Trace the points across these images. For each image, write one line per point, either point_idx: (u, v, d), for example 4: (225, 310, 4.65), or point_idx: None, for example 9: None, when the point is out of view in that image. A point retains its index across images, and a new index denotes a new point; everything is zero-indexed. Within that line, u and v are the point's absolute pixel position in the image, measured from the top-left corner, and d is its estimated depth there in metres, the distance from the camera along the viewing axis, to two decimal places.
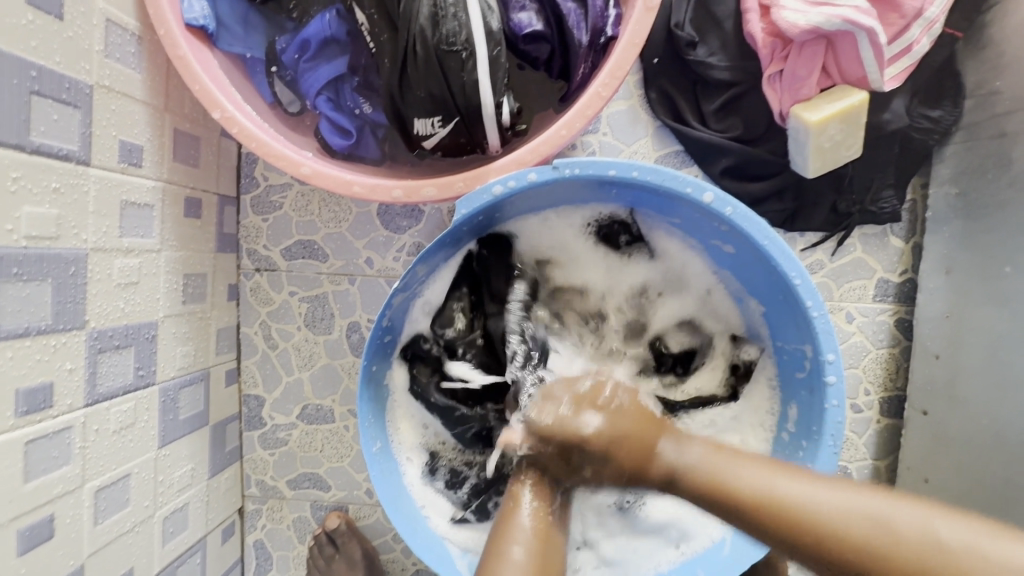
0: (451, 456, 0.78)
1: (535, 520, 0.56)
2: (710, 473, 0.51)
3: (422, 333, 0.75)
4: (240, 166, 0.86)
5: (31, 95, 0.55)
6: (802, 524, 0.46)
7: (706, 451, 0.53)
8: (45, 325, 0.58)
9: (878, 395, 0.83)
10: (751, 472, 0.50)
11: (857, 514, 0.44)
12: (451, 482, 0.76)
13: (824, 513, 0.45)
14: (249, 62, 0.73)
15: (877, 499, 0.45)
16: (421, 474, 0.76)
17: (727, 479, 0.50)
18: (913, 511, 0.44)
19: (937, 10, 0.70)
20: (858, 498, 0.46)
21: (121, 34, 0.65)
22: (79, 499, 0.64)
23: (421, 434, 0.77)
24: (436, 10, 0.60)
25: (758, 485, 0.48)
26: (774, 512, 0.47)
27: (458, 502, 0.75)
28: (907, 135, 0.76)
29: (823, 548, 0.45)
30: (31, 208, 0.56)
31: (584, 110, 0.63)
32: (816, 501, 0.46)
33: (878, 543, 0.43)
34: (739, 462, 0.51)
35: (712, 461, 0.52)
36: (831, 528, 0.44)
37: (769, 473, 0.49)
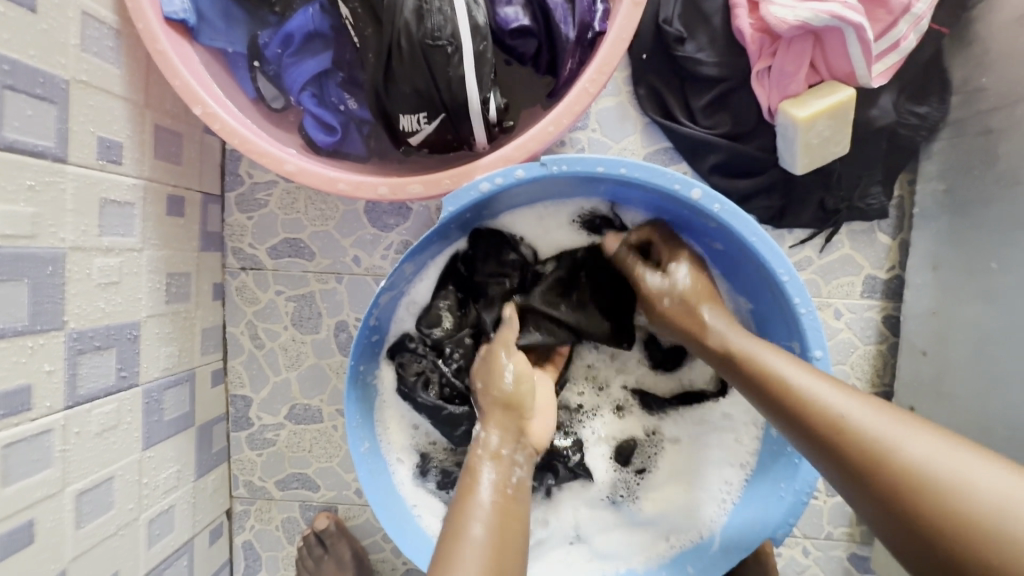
0: (442, 457, 0.77)
1: (495, 495, 0.57)
2: (749, 352, 0.58)
3: (409, 332, 0.75)
4: (224, 163, 0.85)
5: (4, 90, 0.53)
6: (813, 410, 0.50)
7: (750, 336, 0.60)
8: (22, 326, 0.57)
9: (866, 390, 0.84)
10: (787, 363, 0.55)
11: (866, 420, 0.47)
12: (442, 483, 0.76)
13: (836, 412, 0.48)
14: (231, 56, 0.71)
15: (896, 418, 0.46)
16: (412, 474, 0.75)
17: (755, 355, 0.57)
18: (926, 433, 0.44)
19: (924, 6, 0.70)
20: (858, 397, 0.49)
21: (98, 27, 0.63)
22: (61, 502, 0.63)
23: (412, 435, 0.77)
24: (421, 4, 0.59)
25: (788, 375, 0.53)
26: (794, 394, 0.52)
27: (450, 503, 0.75)
28: (894, 131, 0.76)
29: (822, 433, 0.49)
30: (5, 206, 0.54)
31: (571, 106, 0.62)
32: (833, 401, 0.49)
33: (875, 440, 0.45)
34: (781, 355, 0.56)
35: (757, 349, 0.58)
36: (836, 419, 0.48)
37: (805, 371, 0.53)
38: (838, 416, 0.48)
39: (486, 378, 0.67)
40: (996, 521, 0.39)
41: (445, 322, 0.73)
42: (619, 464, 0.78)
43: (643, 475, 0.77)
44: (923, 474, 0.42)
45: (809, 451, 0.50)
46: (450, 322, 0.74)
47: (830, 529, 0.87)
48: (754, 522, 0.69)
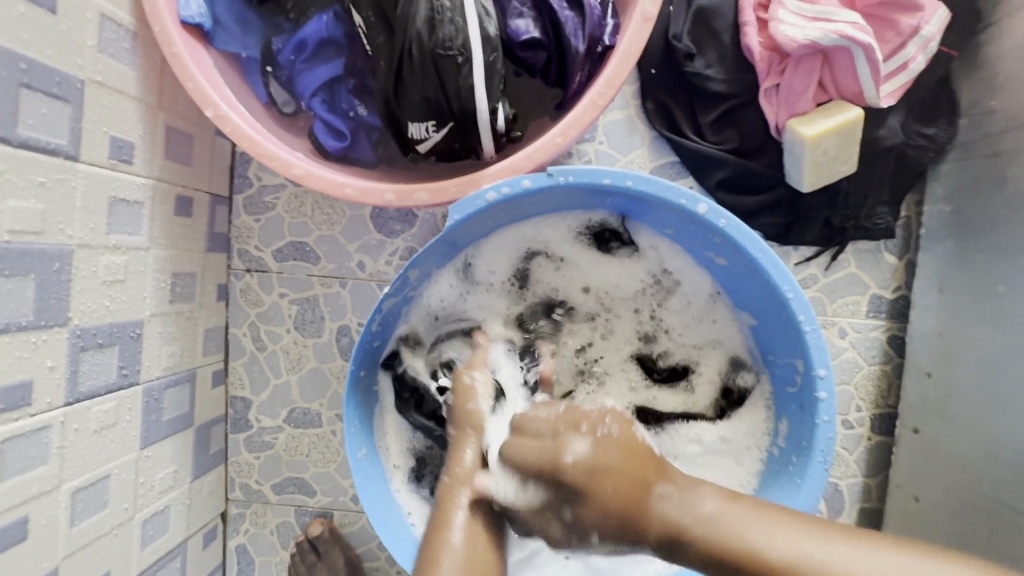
0: (437, 463, 0.76)
1: None
2: (724, 526, 0.45)
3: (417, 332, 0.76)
4: (234, 166, 0.86)
5: (21, 88, 0.54)
6: None
7: (698, 488, 0.48)
8: (26, 321, 0.57)
9: (870, 411, 0.83)
10: (768, 531, 0.44)
11: (876, 570, 0.42)
12: (436, 489, 0.75)
13: None
14: (244, 61, 0.72)
15: (916, 560, 0.42)
16: (407, 480, 0.75)
17: (724, 525, 0.45)
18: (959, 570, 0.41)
19: (933, 29, 0.70)
20: (851, 550, 0.43)
21: (115, 29, 0.64)
22: (56, 500, 0.62)
23: (408, 439, 0.76)
24: (432, 13, 0.60)
25: (771, 547, 0.43)
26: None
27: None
28: (901, 152, 0.76)
29: None
30: (16, 202, 0.55)
31: (579, 118, 0.63)
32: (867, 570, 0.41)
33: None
34: (757, 518, 0.45)
35: (713, 513, 0.46)
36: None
37: (805, 545, 0.43)
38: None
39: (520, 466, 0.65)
40: None
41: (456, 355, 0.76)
42: None
43: None
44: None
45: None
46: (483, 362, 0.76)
47: None
48: None
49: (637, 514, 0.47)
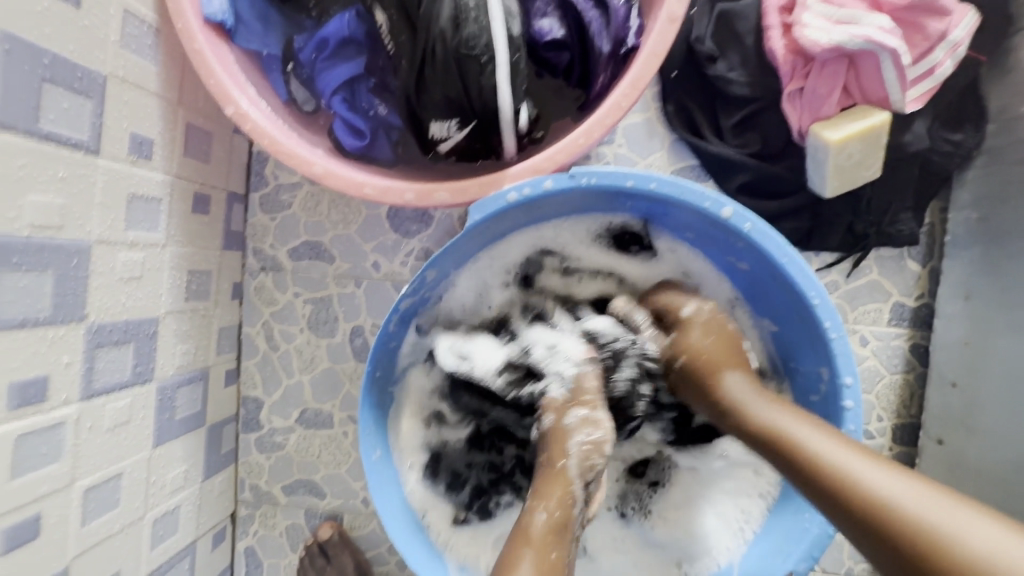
0: (453, 457, 0.75)
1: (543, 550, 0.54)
2: (771, 420, 0.53)
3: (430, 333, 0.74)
4: (251, 164, 0.85)
5: (44, 82, 0.54)
6: (823, 470, 0.46)
7: (772, 398, 0.57)
8: (43, 317, 0.56)
9: (892, 421, 0.81)
10: (808, 430, 0.51)
11: (898, 494, 0.42)
12: (451, 485, 0.74)
13: (872, 488, 0.43)
14: (265, 59, 0.71)
15: (941, 494, 0.41)
16: (421, 479, 0.73)
17: (777, 421, 0.53)
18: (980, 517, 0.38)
19: (961, 34, 0.69)
20: (882, 467, 0.44)
21: (138, 25, 0.64)
22: (68, 498, 0.61)
23: (423, 436, 0.75)
24: (456, 13, 0.59)
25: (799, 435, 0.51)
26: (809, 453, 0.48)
27: (460, 505, 0.74)
28: (927, 158, 0.75)
29: (855, 516, 0.43)
30: (36, 196, 0.54)
31: (603, 119, 0.62)
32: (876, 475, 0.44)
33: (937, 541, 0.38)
34: (816, 427, 0.51)
35: (774, 414, 0.54)
36: (876, 506, 0.42)
37: (836, 444, 0.48)
38: (901, 515, 0.41)
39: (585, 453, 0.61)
40: None
41: (509, 351, 0.70)
42: (630, 476, 0.77)
43: (657, 490, 0.75)
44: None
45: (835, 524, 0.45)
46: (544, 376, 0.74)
47: (851, 564, 0.84)
48: (776, 553, 0.66)
49: (711, 384, 0.60)
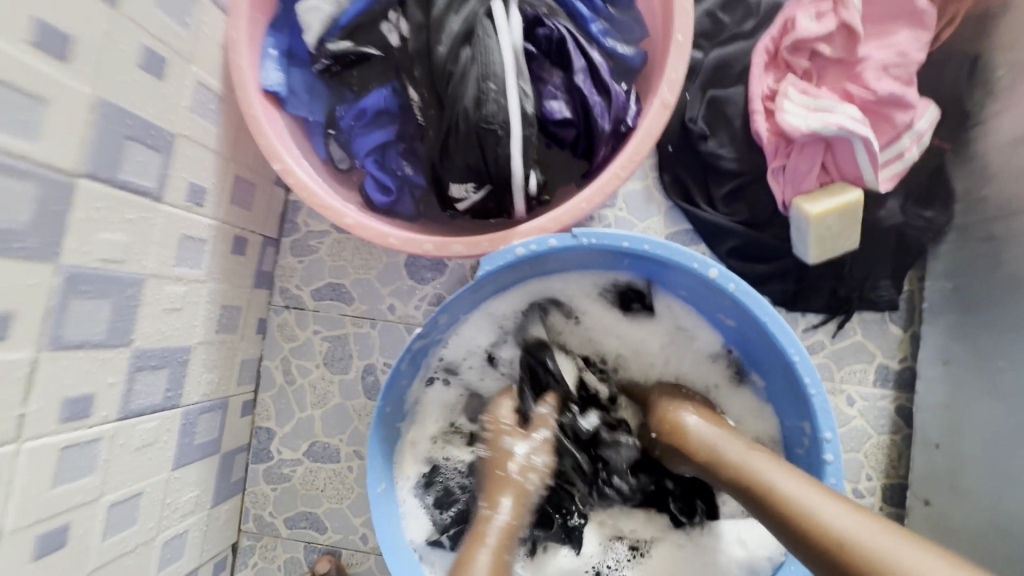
0: (448, 476, 0.80)
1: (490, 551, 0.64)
2: (752, 467, 0.62)
3: (440, 363, 0.80)
4: (285, 212, 0.95)
5: (126, 140, 0.61)
6: (797, 513, 0.55)
7: (744, 442, 0.66)
8: (99, 340, 0.62)
9: (880, 481, 0.83)
10: (784, 475, 0.60)
11: (861, 530, 0.51)
12: (439, 502, 0.78)
13: (837, 527, 0.52)
14: (310, 124, 0.81)
15: (893, 530, 0.51)
16: (414, 490, 0.78)
17: (754, 465, 0.62)
18: (923, 550, 0.49)
19: (924, 125, 0.78)
20: (844, 505, 0.54)
21: (206, 93, 0.73)
22: (93, 512, 0.65)
23: (428, 450, 0.80)
24: (479, 94, 0.67)
25: (775, 478, 0.60)
26: (779, 501, 0.57)
27: (437, 524, 0.77)
28: (902, 232, 0.81)
29: (826, 552, 0.52)
30: (106, 234, 0.61)
31: (602, 187, 0.70)
32: (833, 516, 0.53)
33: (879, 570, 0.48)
34: (788, 472, 0.60)
35: (750, 456, 0.64)
36: (838, 541, 0.52)
37: (805, 484, 0.58)
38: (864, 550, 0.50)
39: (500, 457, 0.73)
40: None
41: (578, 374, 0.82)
42: (612, 540, 0.79)
43: (637, 555, 0.79)
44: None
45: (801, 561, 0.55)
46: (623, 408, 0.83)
47: None
48: None
49: (689, 445, 0.69)
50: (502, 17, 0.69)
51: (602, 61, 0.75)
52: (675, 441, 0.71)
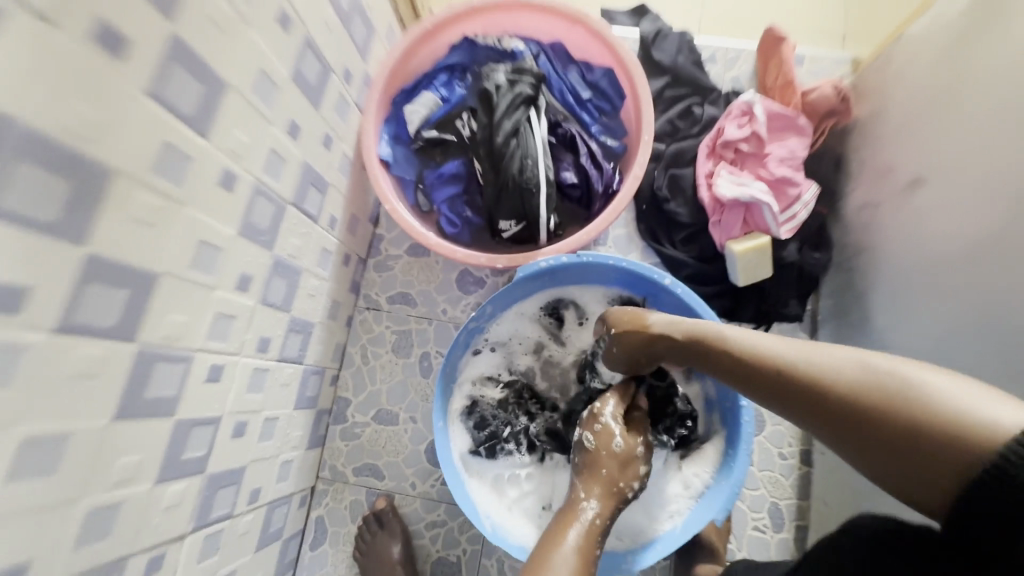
0: (485, 408, 1.12)
1: (580, 539, 0.78)
2: (753, 348, 0.72)
3: (487, 336, 1.16)
4: (372, 241, 1.33)
5: (310, 184, 1.00)
6: (807, 376, 0.64)
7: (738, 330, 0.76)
8: (279, 304, 0.98)
9: (799, 446, 1.18)
10: (796, 350, 0.68)
11: (875, 375, 0.59)
12: (477, 425, 1.11)
13: (848, 378, 0.61)
14: (404, 181, 1.22)
15: (906, 368, 0.59)
16: (459, 414, 1.12)
17: (761, 347, 0.71)
18: (939, 379, 0.56)
19: (809, 196, 1.16)
20: (860, 359, 0.62)
21: (346, 160, 1.14)
22: (257, 420, 0.97)
23: (472, 387, 1.14)
24: (522, 166, 1.08)
25: (784, 355, 0.68)
26: (793, 377, 0.66)
27: (473, 440, 1.10)
28: (802, 267, 1.19)
29: (834, 400, 0.61)
30: (294, 239, 0.99)
31: (598, 225, 1.08)
32: (842, 367, 0.62)
33: (896, 396, 0.57)
34: (797, 346, 0.68)
35: (759, 341, 0.72)
36: (849, 387, 0.60)
37: (827, 355, 0.64)
38: (866, 388, 0.59)
39: (598, 457, 0.87)
40: (956, 414, 0.53)
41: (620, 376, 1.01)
42: None
43: None
44: (967, 422, 0.52)
45: (822, 422, 0.63)
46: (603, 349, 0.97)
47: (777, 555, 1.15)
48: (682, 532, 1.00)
49: (680, 341, 0.81)
50: (537, 121, 1.11)
51: (598, 150, 1.17)
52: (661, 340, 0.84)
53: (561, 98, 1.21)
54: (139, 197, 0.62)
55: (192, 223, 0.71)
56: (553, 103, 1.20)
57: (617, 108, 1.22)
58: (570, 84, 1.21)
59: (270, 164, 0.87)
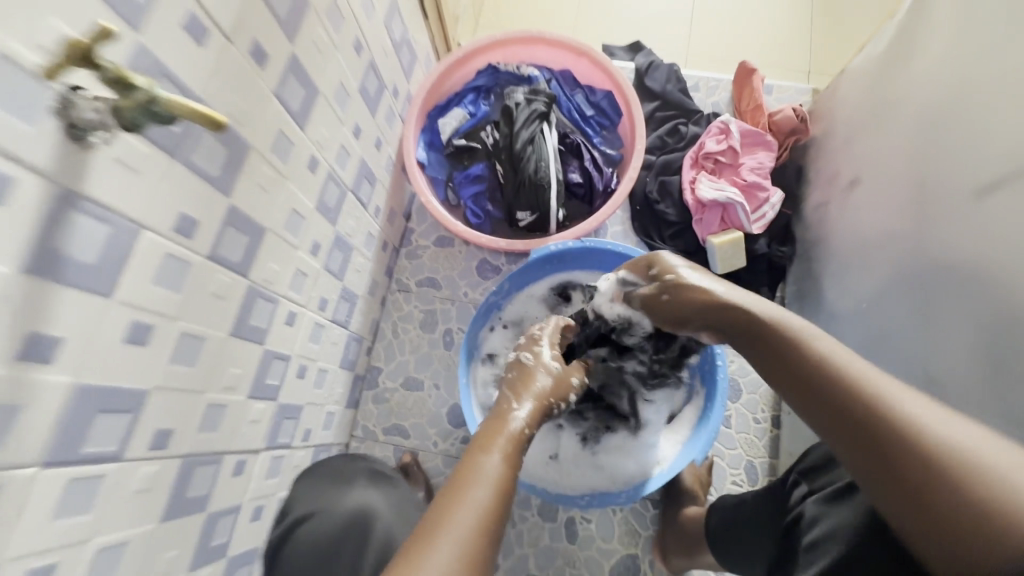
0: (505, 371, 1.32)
1: (504, 464, 0.68)
2: (833, 360, 0.67)
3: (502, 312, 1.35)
4: (405, 233, 1.55)
5: (364, 177, 1.23)
6: (872, 400, 0.61)
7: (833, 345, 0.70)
8: (336, 273, 1.18)
9: (770, 412, 1.37)
10: (885, 379, 0.63)
11: (939, 428, 0.56)
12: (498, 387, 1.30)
13: (917, 422, 0.57)
14: (436, 181, 1.45)
15: (980, 439, 0.54)
16: (485, 376, 1.32)
17: (846, 363, 0.66)
18: (1003, 453, 0.53)
19: (776, 199, 1.38)
20: (938, 411, 0.58)
21: (391, 161, 1.37)
22: (313, 368, 1.17)
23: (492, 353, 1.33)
24: (536, 167, 1.31)
25: (864, 379, 0.63)
26: (854, 398, 0.62)
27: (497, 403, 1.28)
28: (771, 259, 1.40)
29: (876, 433, 0.59)
30: (351, 221, 1.20)
31: (599, 217, 1.30)
32: (911, 415, 0.58)
33: (939, 460, 0.54)
34: (889, 381, 0.62)
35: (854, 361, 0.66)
36: (904, 426, 0.57)
37: (909, 397, 0.60)
38: (920, 435, 0.56)
39: (532, 373, 0.86)
40: (987, 490, 0.51)
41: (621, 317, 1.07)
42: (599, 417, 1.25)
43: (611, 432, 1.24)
44: (980, 503, 0.51)
45: (837, 441, 0.63)
46: (633, 290, 1.00)
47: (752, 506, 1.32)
48: (665, 473, 1.15)
49: (739, 320, 0.80)
50: (549, 131, 1.34)
51: (599, 158, 1.40)
52: (713, 314, 0.83)
53: (569, 116, 1.45)
54: (260, 169, 0.84)
55: (289, 193, 0.93)
56: (561, 120, 1.44)
57: (615, 124, 1.47)
58: (576, 103, 1.46)
59: (339, 157, 1.09)
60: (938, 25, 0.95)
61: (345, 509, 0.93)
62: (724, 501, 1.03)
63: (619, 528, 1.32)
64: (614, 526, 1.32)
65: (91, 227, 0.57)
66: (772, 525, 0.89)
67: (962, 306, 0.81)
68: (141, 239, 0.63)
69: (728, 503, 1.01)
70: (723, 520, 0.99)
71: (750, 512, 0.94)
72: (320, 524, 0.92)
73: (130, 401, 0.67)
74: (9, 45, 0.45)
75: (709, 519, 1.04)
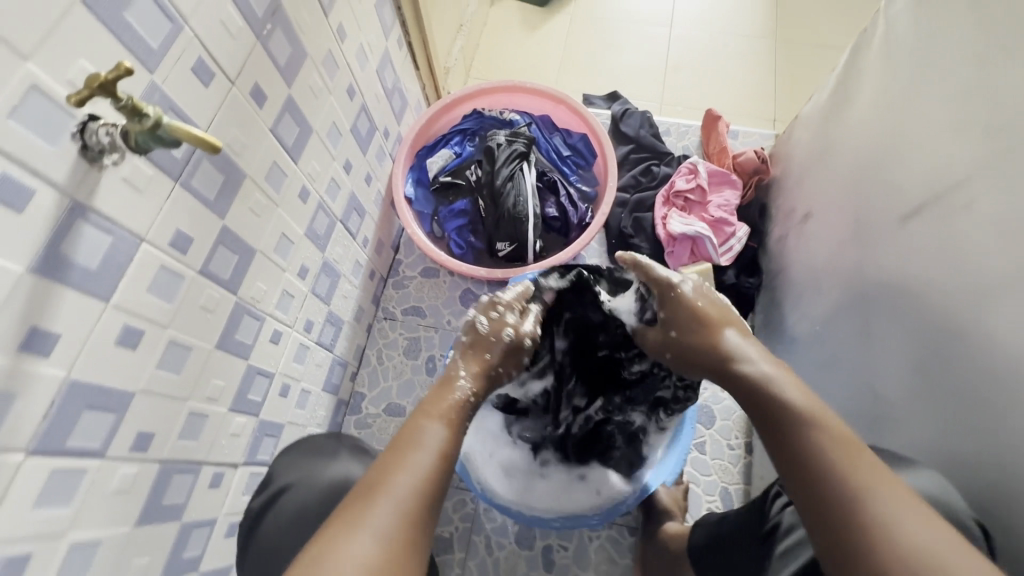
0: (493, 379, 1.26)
1: (446, 428, 0.78)
2: (821, 439, 0.68)
3: None
4: (393, 264, 1.63)
5: (354, 209, 1.32)
6: (849, 487, 0.63)
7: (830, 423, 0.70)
8: (322, 297, 1.25)
9: (744, 438, 1.39)
10: (867, 469, 0.64)
11: (905, 523, 0.59)
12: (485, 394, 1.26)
13: (885, 513, 0.60)
14: (423, 215, 1.55)
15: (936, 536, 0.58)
16: None
17: (832, 445, 0.67)
18: (953, 552, 0.56)
19: (741, 233, 1.46)
20: (902, 499, 0.61)
21: (380, 196, 1.46)
22: (296, 388, 1.21)
23: None
24: (515, 202, 1.40)
25: (852, 467, 0.64)
26: (832, 480, 0.64)
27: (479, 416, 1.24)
28: (740, 289, 1.47)
29: (843, 516, 0.61)
30: (339, 248, 1.28)
31: (574, 247, 1.38)
32: (881, 504, 0.60)
33: (894, 548, 0.57)
34: (870, 469, 0.64)
35: (838, 442, 0.67)
36: (868, 515, 0.60)
37: (886, 486, 0.62)
38: (888, 526, 0.59)
39: (483, 337, 0.93)
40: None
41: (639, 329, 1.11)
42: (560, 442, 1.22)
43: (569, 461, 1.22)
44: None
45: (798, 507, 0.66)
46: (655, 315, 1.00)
47: None
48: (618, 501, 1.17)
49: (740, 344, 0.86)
50: (528, 170, 1.45)
51: (575, 194, 1.50)
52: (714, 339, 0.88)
53: (547, 156, 1.57)
54: (254, 195, 0.92)
55: (280, 219, 1.01)
56: (541, 159, 1.55)
57: (590, 165, 1.58)
58: (554, 145, 1.58)
59: (330, 189, 1.18)
60: (865, 80, 1.08)
61: (326, 478, 0.97)
62: (709, 518, 1.04)
63: (596, 556, 1.32)
64: (590, 554, 1.32)
65: (94, 237, 0.64)
66: (750, 532, 0.91)
67: (898, 323, 0.87)
68: (140, 249, 0.70)
69: (711, 518, 1.03)
70: (707, 537, 1.00)
71: (731, 528, 0.96)
72: (301, 492, 0.96)
73: (116, 400, 0.72)
74: (47, 83, 0.55)
75: (692, 537, 1.06)
